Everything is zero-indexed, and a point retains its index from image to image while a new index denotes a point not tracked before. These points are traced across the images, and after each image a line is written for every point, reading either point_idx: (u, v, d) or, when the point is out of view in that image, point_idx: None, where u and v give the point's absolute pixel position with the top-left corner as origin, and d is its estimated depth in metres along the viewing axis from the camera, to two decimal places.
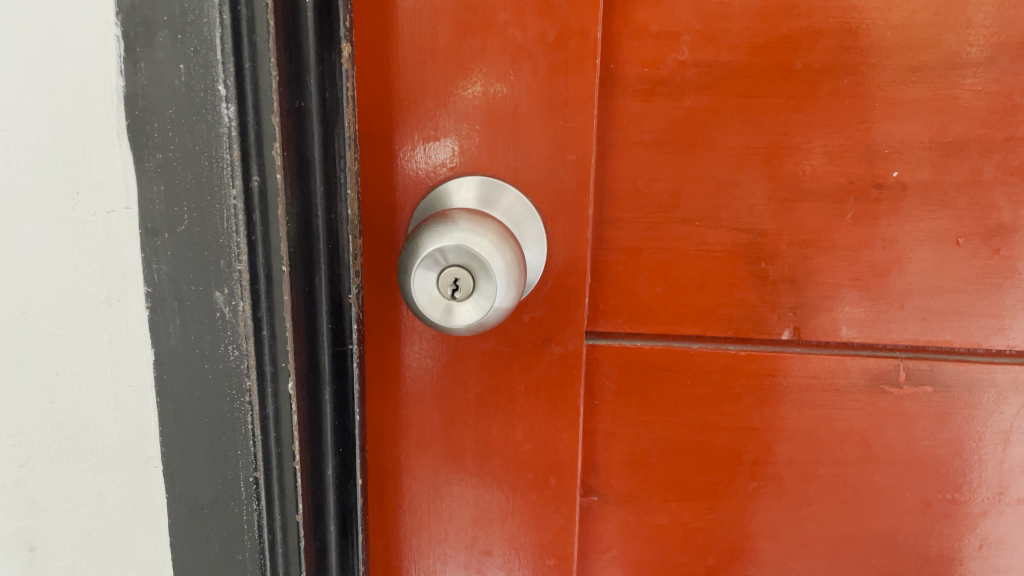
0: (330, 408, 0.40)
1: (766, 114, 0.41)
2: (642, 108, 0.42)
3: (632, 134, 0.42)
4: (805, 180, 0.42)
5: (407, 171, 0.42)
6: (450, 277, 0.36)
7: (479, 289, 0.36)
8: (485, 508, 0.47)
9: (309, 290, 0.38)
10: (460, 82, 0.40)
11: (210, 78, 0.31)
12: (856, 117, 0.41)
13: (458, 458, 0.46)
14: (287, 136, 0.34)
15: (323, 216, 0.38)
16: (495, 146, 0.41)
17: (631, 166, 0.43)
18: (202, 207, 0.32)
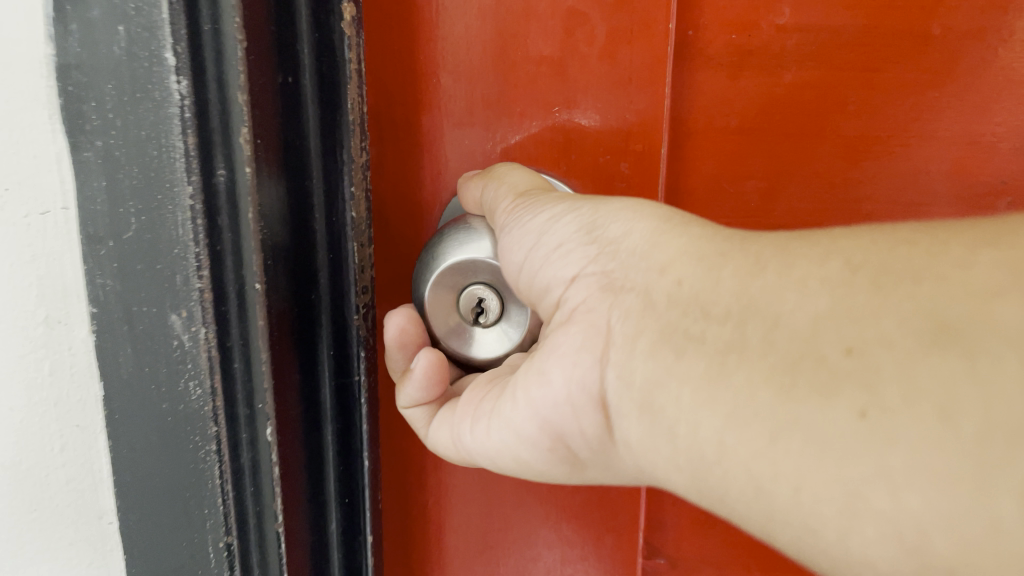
0: (335, 450, 0.34)
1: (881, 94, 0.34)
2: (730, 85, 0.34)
3: (713, 117, 0.35)
4: (910, 179, 0.35)
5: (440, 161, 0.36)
6: (474, 295, 0.34)
7: (507, 315, 0.34)
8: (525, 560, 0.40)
9: (310, 312, 0.31)
10: (502, 55, 0.34)
11: (155, 42, 0.23)
12: (982, 112, 0.33)
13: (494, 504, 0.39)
14: (265, 122, 0.26)
15: (323, 221, 0.31)
16: (550, 130, 0.35)
17: (715, 156, 0.36)
18: (152, 208, 0.25)
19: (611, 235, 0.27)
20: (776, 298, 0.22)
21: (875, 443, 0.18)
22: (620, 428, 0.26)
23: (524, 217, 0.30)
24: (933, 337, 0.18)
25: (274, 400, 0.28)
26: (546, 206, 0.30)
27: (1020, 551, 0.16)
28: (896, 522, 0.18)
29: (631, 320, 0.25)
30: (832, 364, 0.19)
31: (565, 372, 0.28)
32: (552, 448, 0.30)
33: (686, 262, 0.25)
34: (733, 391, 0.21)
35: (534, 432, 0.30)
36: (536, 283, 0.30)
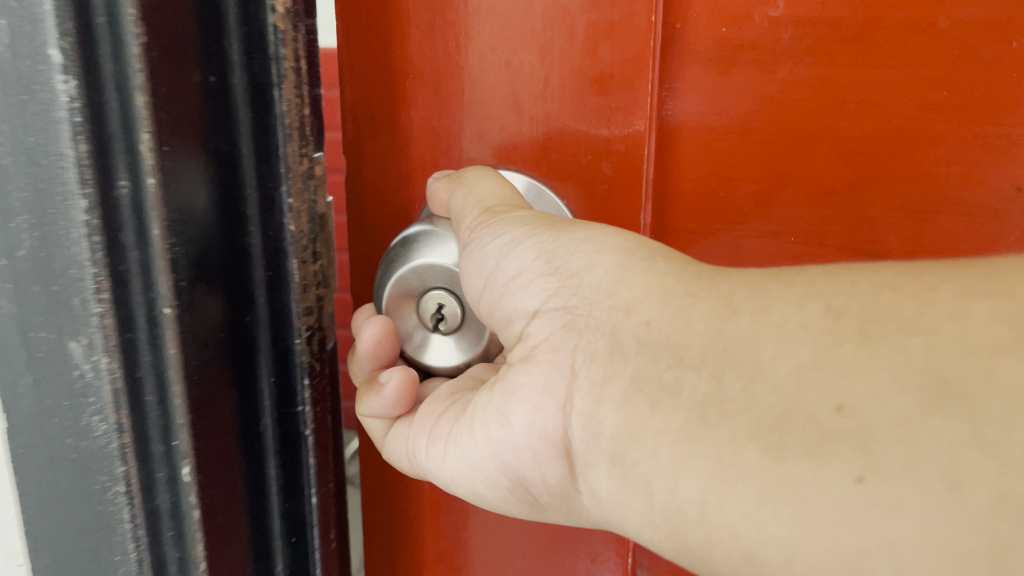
0: (279, 481, 0.32)
1: (885, 91, 0.31)
2: (721, 82, 0.32)
3: (702, 118, 0.33)
4: (914, 188, 0.32)
5: (421, 152, 0.34)
6: (435, 301, 0.31)
7: (471, 324, 0.32)
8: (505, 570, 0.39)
9: (246, 335, 0.29)
10: (475, 50, 0.32)
11: (37, 34, 0.20)
12: (991, 117, 0.31)
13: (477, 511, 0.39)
14: (174, 127, 0.24)
15: (258, 236, 0.29)
16: (530, 128, 0.33)
17: (701, 155, 0.33)
18: (40, 222, 0.22)
19: (573, 267, 0.25)
20: (759, 345, 0.20)
21: (876, 514, 0.17)
22: (584, 478, 0.24)
23: (486, 237, 0.28)
24: (932, 401, 0.17)
25: (193, 436, 0.26)
26: (514, 224, 0.28)
27: None
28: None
29: (598, 366, 0.23)
30: (823, 423, 0.18)
31: (525, 416, 0.26)
32: (511, 488, 0.28)
33: (654, 300, 0.23)
34: (718, 447, 0.20)
35: (491, 469, 0.28)
36: (497, 311, 0.28)
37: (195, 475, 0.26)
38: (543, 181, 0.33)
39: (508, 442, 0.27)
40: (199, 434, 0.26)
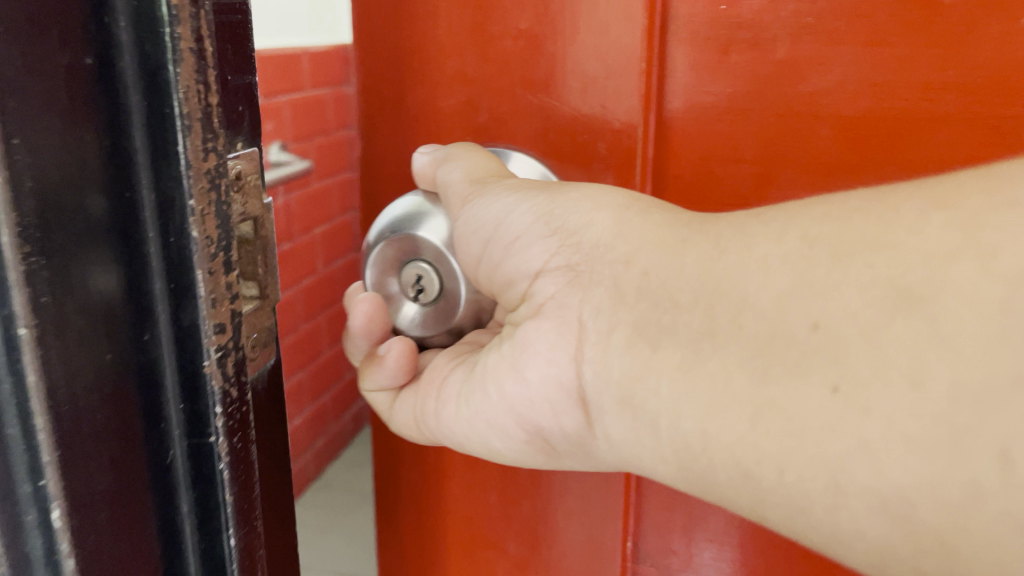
0: (194, 525, 0.26)
1: (887, 74, 0.30)
2: (724, 61, 0.32)
3: (703, 98, 0.33)
4: (916, 175, 0.31)
5: (431, 131, 0.35)
6: (412, 275, 0.31)
7: (452, 296, 0.31)
8: (517, 548, 0.38)
9: (141, 359, 0.24)
10: (478, 26, 0.33)
11: None
12: (1005, 97, 0.29)
13: (487, 485, 0.38)
14: (32, 115, 0.20)
15: (158, 243, 0.23)
16: (529, 108, 0.34)
17: (703, 137, 0.33)
18: None
19: (570, 226, 0.26)
20: (745, 279, 0.21)
21: (852, 418, 0.18)
22: (602, 422, 0.25)
23: (480, 207, 0.28)
24: (895, 311, 0.18)
25: (64, 476, 0.22)
26: (506, 189, 0.28)
27: (1007, 509, 0.16)
28: (881, 493, 0.18)
29: (604, 315, 0.24)
30: (802, 342, 0.20)
31: (539, 367, 0.27)
32: (529, 441, 0.29)
33: (650, 251, 0.24)
34: (714, 378, 0.21)
35: (507, 425, 0.29)
36: (497, 275, 0.29)
37: (68, 519, 0.22)
38: (549, 165, 0.34)
39: (521, 396, 0.28)
40: (75, 476, 0.22)
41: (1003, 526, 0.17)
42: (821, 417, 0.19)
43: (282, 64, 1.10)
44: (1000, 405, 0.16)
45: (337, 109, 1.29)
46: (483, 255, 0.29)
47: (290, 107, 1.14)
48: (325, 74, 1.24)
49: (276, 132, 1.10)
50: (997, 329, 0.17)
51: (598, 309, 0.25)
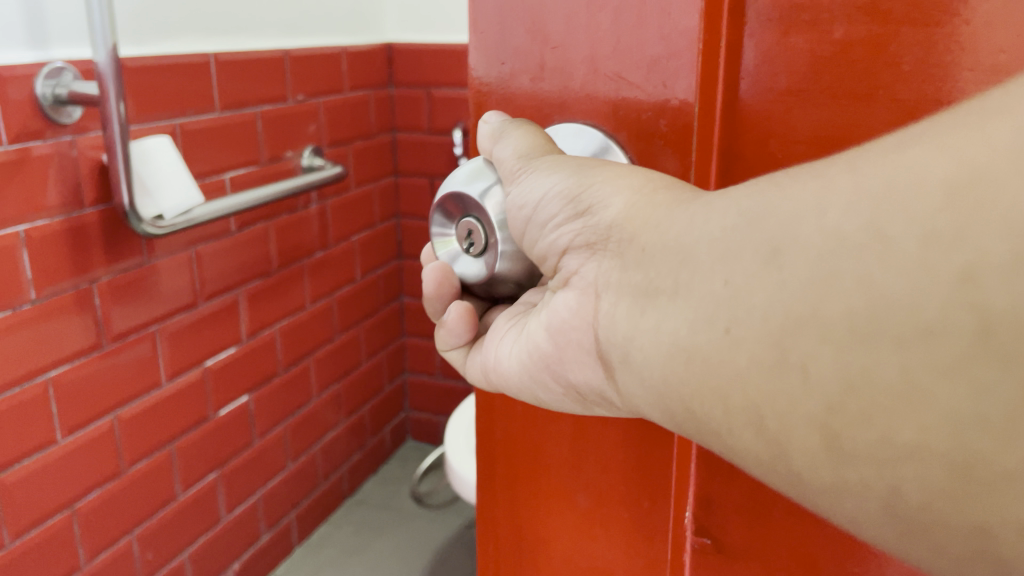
0: None
1: (977, 1, 0.21)
2: (783, 35, 0.25)
3: (759, 73, 0.26)
4: None
5: (519, 107, 0.32)
6: (465, 229, 0.31)
7: (494, 248, 0.30)
8: (587, 499, 0.33)
9: None
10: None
11: None
12: None
13: (558, 433, 0.33)
14: None
15: None
16: (595, 82, 0.29)
17: (761, 111, 0.26)
18: None
19: (592, 208, 0.28)
20: (697, 245, 0.23)
21: (730, 352, 0.22)
22: (615, 378, 0.28)
23: (525, 185, 0.29)
24: (767, 266, 0.21)
25: None
26: (545, 169, 0.29)
27: (807, 422, 0.20)
28: (759, 415, 0.21)
29: (613, 287, 0.27)
30: (713, 293, 0.22)
31: (563, 329, 0.30)
32: (557, 399, 0.32)
33: (645, 221, 0.26)
34: (668, 333, 0.24)
35: (544, 381, 0.32)
36: (533, 252, 0.31)
37: None
38: (619, 138, 0.30)
39: (548, 353, 0.31)
40: None
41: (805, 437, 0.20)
42: (718, 352, 0.22)
43: (314, 64, 1.11)
44: (800, 329, 0.20)
45: (379, 112, 1.29)
46: (524, 229, 0.30)
47: (324, 109, 1.14)
48: (364, 76, 1.24)
49: (306, 137, 1.11)
50: (860, 285, 0.18)
51: (606, 279, 0.28)
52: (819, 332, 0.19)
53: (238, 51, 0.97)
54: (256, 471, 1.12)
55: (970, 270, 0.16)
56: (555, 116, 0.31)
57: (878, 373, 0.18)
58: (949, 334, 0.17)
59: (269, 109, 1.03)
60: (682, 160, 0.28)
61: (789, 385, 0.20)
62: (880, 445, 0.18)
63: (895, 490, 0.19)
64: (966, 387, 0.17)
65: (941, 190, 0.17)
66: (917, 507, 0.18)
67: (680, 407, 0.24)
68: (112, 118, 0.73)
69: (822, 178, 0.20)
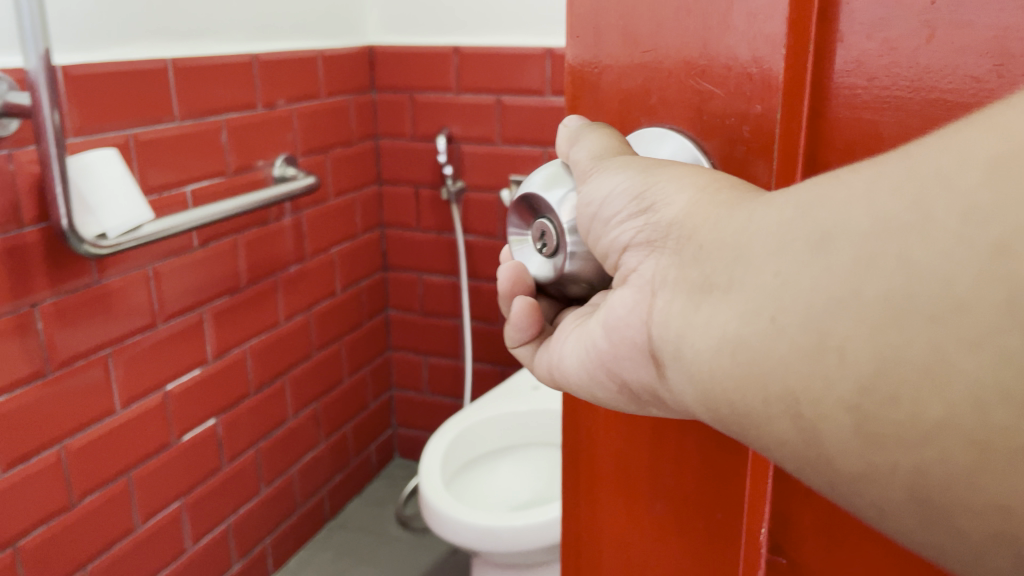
0: None
1: None
2: (887, 51, 0.20)
3: (858, 86, 0.21)
4: None
5: (609, 110, 0.28)
6: (539, 230, 0.26)
7: (563, 249, 0.26)
8: (664, 508, 0.27)
9: None
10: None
11: None
12: None
13: (629, 442, 0.28)
14: None
15: None
16: (682, 86, 0.25)
17: (851, 128, 0.21)
18: None
19: (657, 203, 0.23)
20: (745, 236, 0.20)
21: (767, 340, 0.18)
22: (666, 381, 0.23)
23: (594, 183, 0.25)
24: (813, 254, 0.17)
25: None
26: (617, 166, 0.24)
27: (838, 411, 0.17)
28: (795, 404, 0.18)
29: (670, 287, 0.22)
30: (749, 275, 0.19)
31: (614, 329, 0.25)
32: (614, 404, 0.26)
33: (699, 212, 0.22)
34: (722, 328, 0.20)
35: (599, 385, 0.27)
36: (595, 251, 0.25)
37: None
38: (708, 147, 0.25)
39: (600, 355, 0.26)
40: None
41: (831, 427, 0.17)
42: (761, 338, 0.19)
43: (285, 69, 1.07)
44: (835, 309, 0.17)
45: (360, 118, 1.25)
46: (587, 228, 0.25)
47: (296, 116, 1.10)
48: (341, 81, 1.20)
49: (276, 145, 1.07)
50: (894, 265, 0.16)
51: (660, 275, 0.22)
52: (854, 314, 0.16)
53: (197, 55, 0.92)
54: (226, 497, 1.07)
55: (1004, 243, 0.14)
56: (645, 120, 0.26)
57: (900, 358, 0.16)
58: (978, 310, 0.14)
59: (234, 116, 0.98)
60: (769, 166, 0.23)
61: (824, 369, 0.17)
62: (906, 429, 0.16)
63: (921, 473, 0.16)
64: (992, 360, 0.14)
65: (982, 166, 0.14)
66: (942, 491, 0.16)
67: (740, 412, 0.20)
68: (46, 130, 0.68)
69: (881, 161, 0.17)
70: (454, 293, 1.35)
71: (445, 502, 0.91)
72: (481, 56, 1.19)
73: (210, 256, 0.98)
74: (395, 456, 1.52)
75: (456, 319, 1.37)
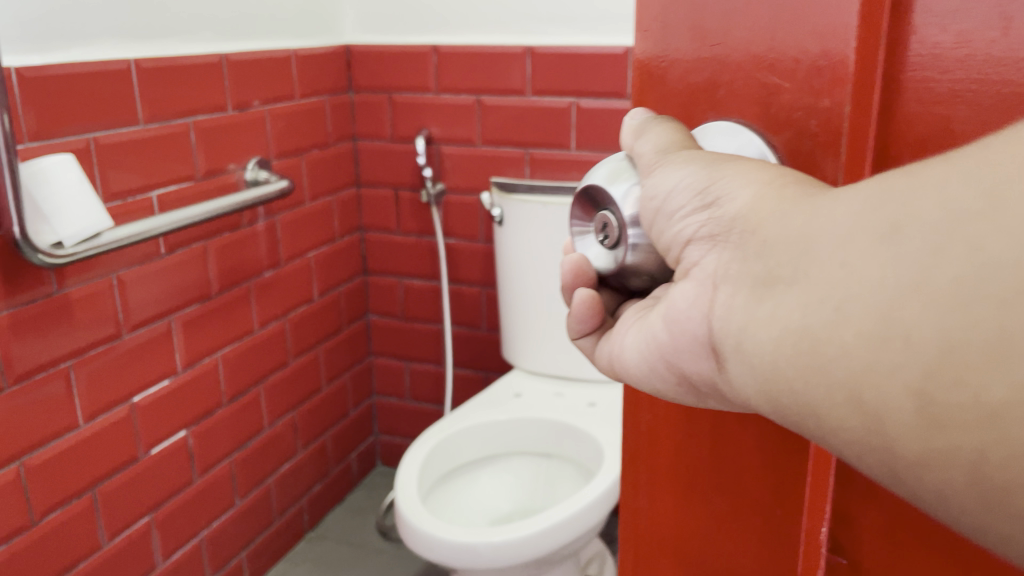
0: None
1: None
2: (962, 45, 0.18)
3: (930, 80, 0.18)
4: None
5: (674, 105, 0.26)
6: (601, 222, 0.25)
7: (625, 241, 0.24)
8: (720, 505, 0.26)
9: None
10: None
11: None
12: None
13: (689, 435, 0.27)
14: None
15: None
16: (749, 80, 0.23)
17: (920, 124, 0.19)
18: None
19: (720, 197, 0.21)
20: (813, 224, 0.18)
21: (826, 329, 0.17)
22: (727, 376, 0.21)
23: (659, 174, 0.23)
24: (880, 241, 0.16)
25: None
26: (681, 160, 0.22)
27: (902, 400, 0.15)
28: (857, 397, 0.16)
29: (731, 282, 0.20)
30: (812, 264, 0.17)
31: (672, 320, 0.23)
32: (675, 397, 0.25)
33: (764, 208, 0.20)
34: (787, 316, 0.18)
35: (659, 375, 0.25)
36: (655, 245, 0.24)
37: None
38: (776, 142, 0.22)
39: (661, 348, 0.25)
40: None
41: (895, 417, 0.16)
42: (827, 328, 0.17)
43: (257, 68, 1.04)
44: (902, 291, 0.15)
45: (337, 120, 1.23)
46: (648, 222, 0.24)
47: (268, 116, 1.07)
48: (317, 82, 1.17)
49: (248, 148, 1.04)
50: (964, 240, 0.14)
51: (722, 269, 0.21)
52: (921, 297, 0.15)
53: (162, 56, 0.89)
54: (198, 512, 1.04)
55: None
56: (710, 113, 0.24)
57: (968, 336, 0.14)
58: None
59: (201, 117, 0.95)
60: (837, 162, 0.21)
61: (889, 356, 0.15)
62: (971, 409, 0.14)
63: (983, 456, 0.14)
64: None
65: None
66: (1014, 474, 0.14)
67: (804, 410, 0.18)
68: None
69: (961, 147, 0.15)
70: (435, 296, 1.33)
71: (422, 518, 0.89)
72: (460, 55, 1.18)
73: (177, 263, 0.94)
74: (378, 464, 1.50)
75: (437, 324, 1.35)
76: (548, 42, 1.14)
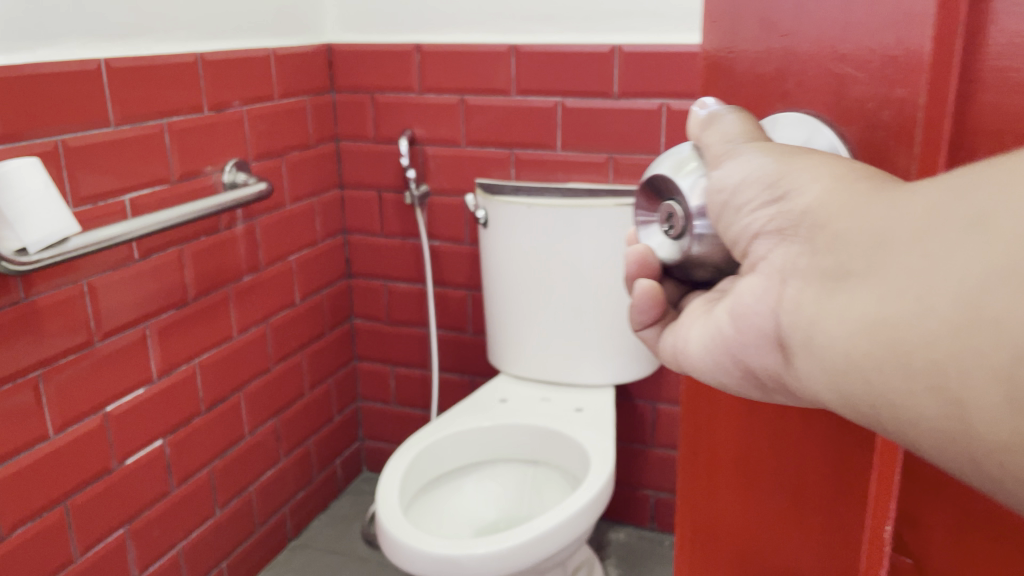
0: None
1: None
2: None
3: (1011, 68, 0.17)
4: None
5: (743, 95, 0.26)
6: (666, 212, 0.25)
7: (690, 231, 0.24)
8: (782, 499, 0.26)
9: None
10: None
11: None
12: None
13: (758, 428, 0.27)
14: None
15: None
16: (819, 70, 0.22)
17: (1000, 116, 0.18)
18: None
19: (790, 191, 0.21)
20: (892, 218, 0.17)
21: (912, 321, 0.16)
22: (795, 370, 0.21)
23: (727, 166, 0.23)
24: (965, 230, 0.15)
25: None
26: (752, 151, 0.22)
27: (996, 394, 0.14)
28: (946, 390, 0.15)
29: (800, 277, 0.20)
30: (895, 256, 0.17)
31: (742, 313, 0.23)
32: (739, 391, 0.25)
33: (834, 200, 0.19)
34: (860, 310, 0.17)
35: (726, 368, 0.26)
36: (725, 238, 0.24)
37: None
38: (846, 133, 0.22)
39: (732, 341, 0.25)
40: None
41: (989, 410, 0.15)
42: (906, 321, 0.16)
43: (235, 67, 1.02)
44: (994, 279, 0.14)
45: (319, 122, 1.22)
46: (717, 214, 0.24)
47: (247, 117, 1.05)
48: (298, 83, 1.16)
49: (227, 149, 1.02)
50: None
51: (791, 264, 0.21)
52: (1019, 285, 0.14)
53: (137, 56, 0.87)
54: (178, 522, 1.01)
55: None
56: (779, 105, 0.24)
57: None
58: None
59: (175, 119, 0.93)
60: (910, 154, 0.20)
61: (977, 345, 0.15)
62: None
63: None
64: None
65: None
66: None
67: (881, 404, 0.17)
68: None
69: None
70: (420, 299, 1.32)
71: (406, 529, 0.87)
72: (442, 54, 1.17)
73: (152, 268, 0.92)
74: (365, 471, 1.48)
75: (422, 327, 1.33)
76: (532, 41, 1.13)
